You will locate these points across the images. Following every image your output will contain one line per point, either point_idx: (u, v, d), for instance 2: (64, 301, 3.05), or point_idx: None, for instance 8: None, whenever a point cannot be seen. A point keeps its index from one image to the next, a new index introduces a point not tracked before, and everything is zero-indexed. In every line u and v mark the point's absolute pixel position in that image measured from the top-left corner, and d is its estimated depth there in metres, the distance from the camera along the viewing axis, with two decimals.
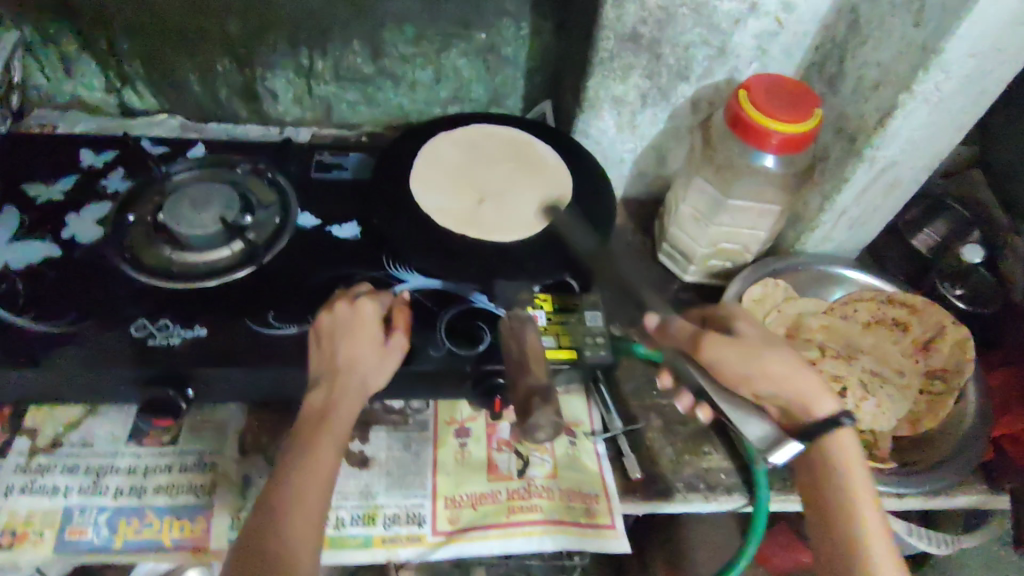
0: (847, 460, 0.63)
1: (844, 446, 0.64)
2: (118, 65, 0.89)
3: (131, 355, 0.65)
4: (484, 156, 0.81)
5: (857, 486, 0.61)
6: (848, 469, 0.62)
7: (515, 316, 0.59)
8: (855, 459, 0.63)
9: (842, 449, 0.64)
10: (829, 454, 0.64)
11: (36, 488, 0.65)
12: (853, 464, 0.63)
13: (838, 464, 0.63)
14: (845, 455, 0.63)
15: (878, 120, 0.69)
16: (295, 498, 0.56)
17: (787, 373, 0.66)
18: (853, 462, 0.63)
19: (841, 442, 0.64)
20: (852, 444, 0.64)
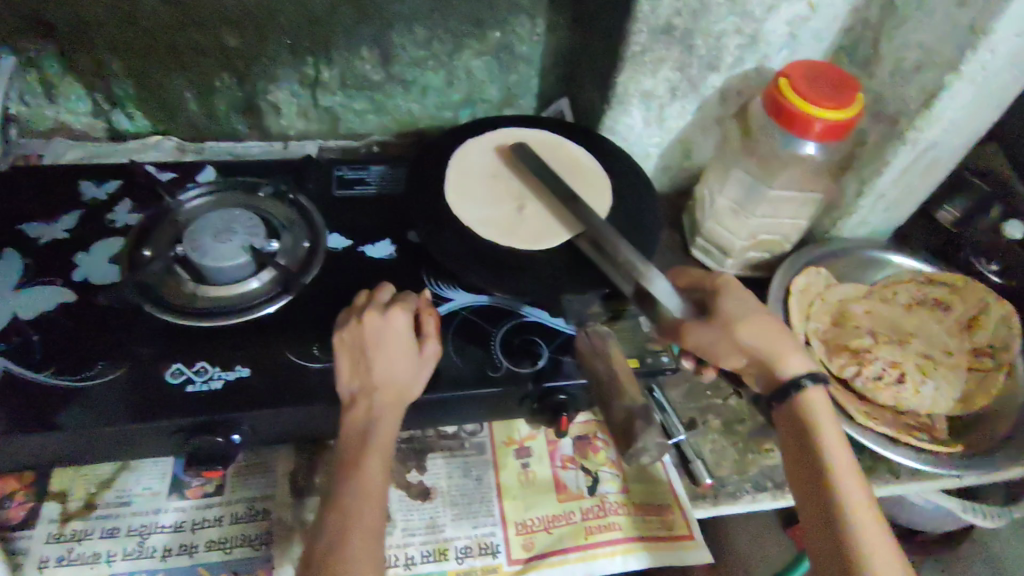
0: (819, 417, 0.58)
1: (817, 404, 0.59)
2: (105, 87, 0.83)
3: (168, 404, 0.59)
4: (517, 162, 0.77)
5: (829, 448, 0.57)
6: (818, 431, 0.58)
7: (593, 332, 0.58)
8: (826, 418, 0.59)
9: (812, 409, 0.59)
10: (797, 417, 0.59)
11: (75, 558, 0.60)
12: (824, 420, 0.58)
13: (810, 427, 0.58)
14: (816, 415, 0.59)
15: (923, 103, 0.68)
16: (348, 531, 0.52)
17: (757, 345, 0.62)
18: (827, 421, 0.58)
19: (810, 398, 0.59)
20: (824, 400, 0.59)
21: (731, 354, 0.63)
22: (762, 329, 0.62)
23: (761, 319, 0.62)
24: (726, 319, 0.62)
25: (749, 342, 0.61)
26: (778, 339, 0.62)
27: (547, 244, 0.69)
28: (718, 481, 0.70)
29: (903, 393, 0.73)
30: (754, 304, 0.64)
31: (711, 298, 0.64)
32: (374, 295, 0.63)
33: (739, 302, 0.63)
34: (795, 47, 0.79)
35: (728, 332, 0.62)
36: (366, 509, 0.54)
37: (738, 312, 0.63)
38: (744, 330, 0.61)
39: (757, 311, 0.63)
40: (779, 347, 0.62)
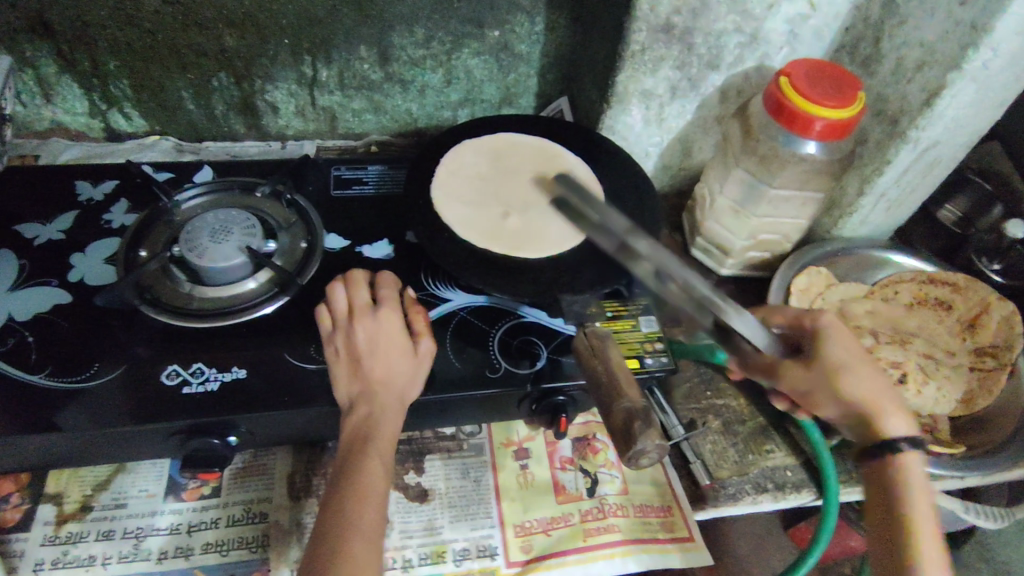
0: (913, 482, 0.55)
1: (910, 469, 0.56)
2: (103, 87, 0.83)
3: (164, 405, 0.59)
4: (511, 167, 0.76)
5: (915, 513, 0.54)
6: (906, 496, 0.55)
7: (592, 333, 0.58)
8: (919, 486, 0.55)
9: (905, 474, 0.56)
10: (887, 480, 0.56)
11: (70, 561, 0.59)
12: (918, 488, 0.55)
13: (902, 493, 0.55)
14: (908, 472, 0.56)
15: (924, 101, 0.67)
16: (349, 533, 0.52)
17: (860, 398, 0.59)
18: (920, 488, 0.55)
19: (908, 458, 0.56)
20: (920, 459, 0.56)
21: (828, 403, 0.61)
22: (870, 381, 0.60)
23: (868, 370, 0.61)
24: (831, 366, 0.61)
25: (855, 393, 0.60)
26: (881, 393, 0.60)
27: (530, 252, 0.67)
28: (719, 482, 0.69)
29: (905, 394, 0.72)
30: (859, 353, 0.62)
31: (816, 342, 0.63)
32: (355, 298, 0.62)
33: (843, 349, 0.62)
34: (795, 46, 0.78)
35: (831, 381, 0.60)
36: (369, 510, 0.54)
37: (842, 362, 0.61)
38: (851, 381, 0.60)
39: (861, 362, 0.61)
40: (880, 406, 0.59)
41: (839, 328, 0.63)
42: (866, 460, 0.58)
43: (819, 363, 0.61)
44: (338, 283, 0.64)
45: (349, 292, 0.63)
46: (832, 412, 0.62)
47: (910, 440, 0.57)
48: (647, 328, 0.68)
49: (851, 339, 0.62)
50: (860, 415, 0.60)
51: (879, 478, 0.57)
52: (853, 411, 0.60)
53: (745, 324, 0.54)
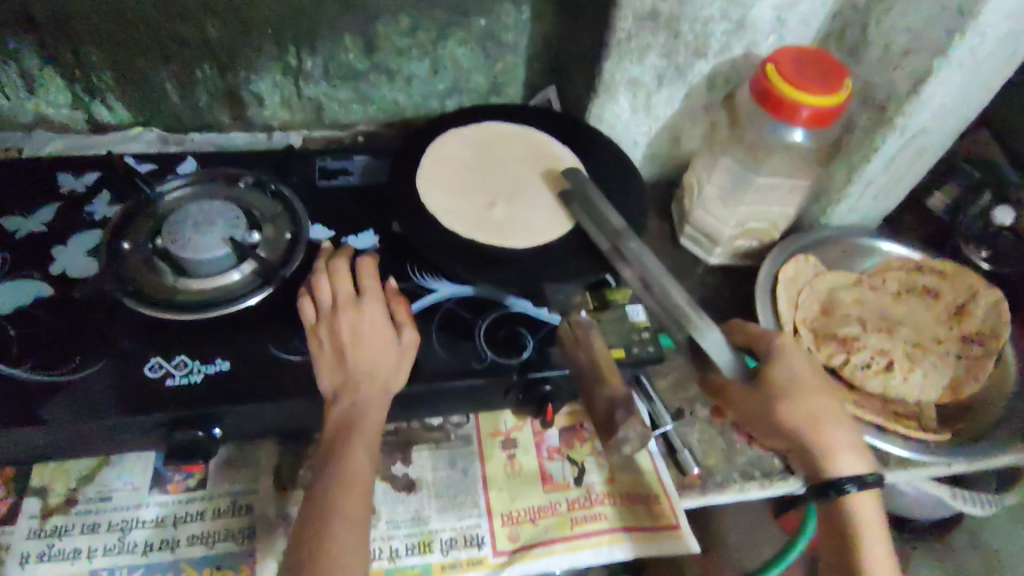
0: (867, 521, 0.59)
1: (866, 509, 0.59)
2: (85, 78, 0.82)
3: (147, 397, 0.58)
4: (496, 157, 0.76)
5: (872, 549, 0.58)
6: (861, 535, 0.59)
7: (576, 323, 0.64)
8: (874, 525, 0.59)
9: (861, 512, 0.59)
10: (843, 515, 0.59)
11: (55, 554, 0.59)
12: (872, 526, 0.59)
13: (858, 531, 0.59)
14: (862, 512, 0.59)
15: (911, 87, 0.67)
16: (333, 521, 0.52)
17: (800, 426, 0.61)
18: (875, 526, 0.59)
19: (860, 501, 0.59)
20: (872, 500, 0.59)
21: (770, 429, 0.63)
22: (812, 409, 0.61)
23: (812, 396, 0.61)
24: (776, 391, 0.61)
25: (794, 421, 0.61)
26: (824, 423, 0.61)
27: (516, 242, 0.67)
28: (706, 470, 0.69)
29: (891, 381, 0.72)
30: (809, 378, 0.62)
31: (766, 363, 0.64)
32: (338, 289, 0.62)
33: (791, 373, 0.62)
34: (783, 33, 0.78)
35: (772, 406, 0.61)
36: (353, 499, 0.54)
37: (788, 386, 0.62)
38: (789, 407, 0.61)
39: (809, 386, 0.62)
40: (820, 435, 0.61)
41: (794, 351, 0.64)
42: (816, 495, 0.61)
43: (765, 384, 0.62)
44: (320, 274, 0.64)
45: (332, 285, 0.63)
46: (782, 438, 0.63)
47: (854, 480, 0.59)
48: (633, 318, 0.67)
49: (803, 363, 0.63)
50: (804, 444, 0.61)
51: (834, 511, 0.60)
52: (800, 441, 0.61)
53: (714, 343, 0.58)
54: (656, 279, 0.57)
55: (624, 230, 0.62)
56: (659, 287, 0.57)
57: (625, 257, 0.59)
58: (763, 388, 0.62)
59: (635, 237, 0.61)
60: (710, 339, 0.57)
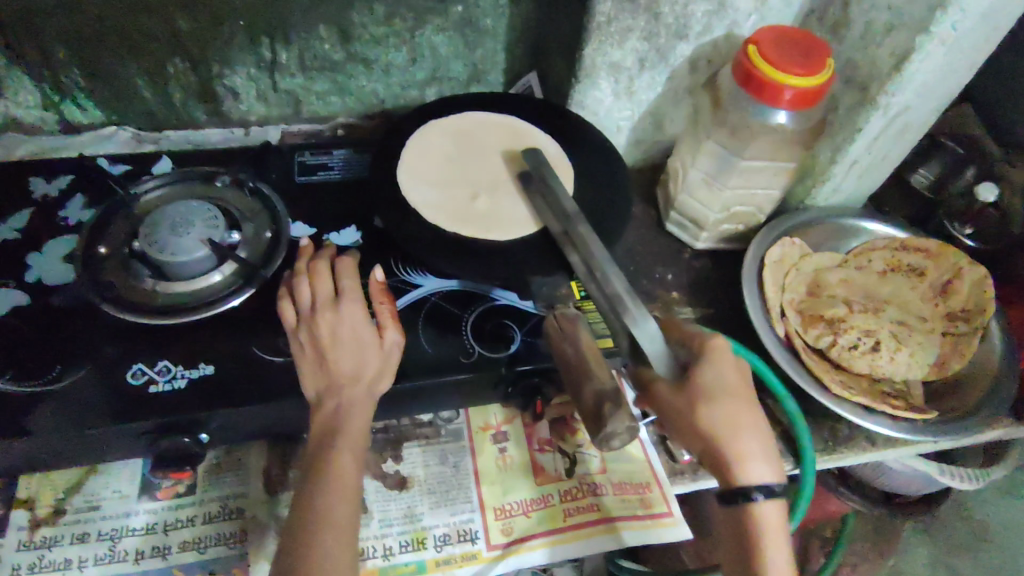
0: (768, 530, 0.54)
1: (766, 518, 0.54)
2: (53, 78, 0.79)
3: (131, 405, 0.57)
4: (478, 148, 0.75)
5: (767, 549, 0.54)
6: (759, 537, 0.55)
7: (562, 314, 0.57)
8: (773, 531, 0.55)
9: (761, 518, 0.55)
10: (740, 518, 0.55)
11: (46, 565, 0.59)
12: (772, 536, 0.54)
13: (755, 535, 0.55)
14: (762, 521, 0.54)
15: (894, 66, 0.66)
16: (322, 527, 0.52)
17: (717, 431, 0.55)
18: (775, 532, 0.55)
19: (762, 509, 0.55)
20: (775, 509, 0.55)
21: (686, 430, 0.56)
22: (729, 413, 0.56)
23: (732, 402, 0.56)
24: (699, 392, 0.56)
25: (710, 423, 0.55)
26: (741, 432, 0.56)
27: (500, 234, 0.66)
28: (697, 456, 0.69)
29: (877, 361, 0.72)
30: (734, 383, 0.57)
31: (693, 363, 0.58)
32: (318, 291, 0.61)
33: (718, 376, 0.57)
34: (764, 12, 0.77)
35: (689, 406, 0.55)
36: (341, 503, 0.54)
37: (711, 388, 0.56)
38: (708, 409, 0.55)
39: (732, 392, 0.57)
40: (735, 441, 0.55)
41: (725, 353, 0.58)
42: (721, 497, 0.56)
43: (688, 383, 0.56)
44: (301, 275, 0.63)
45: (312, 285, 0.62)
46: (695, 441, 0.56)
47: (763, 489, 0.54)
48: None
49: (732, 367, 0.58)
50: (716, 448, 0.56)
51: (732, 512, 0.56)
52: (711, 446, 0.56)
53: (649, 340, 0.51)
54: (599, 265, 0.55)
55: (576, 215, 0.61)
56: (600, 270, 0.54)
57: (575, 241, 0.59)
58: (684, 387, 0.56)
59: (586, 222, 0.60)
60: (641, 331, 0.51)
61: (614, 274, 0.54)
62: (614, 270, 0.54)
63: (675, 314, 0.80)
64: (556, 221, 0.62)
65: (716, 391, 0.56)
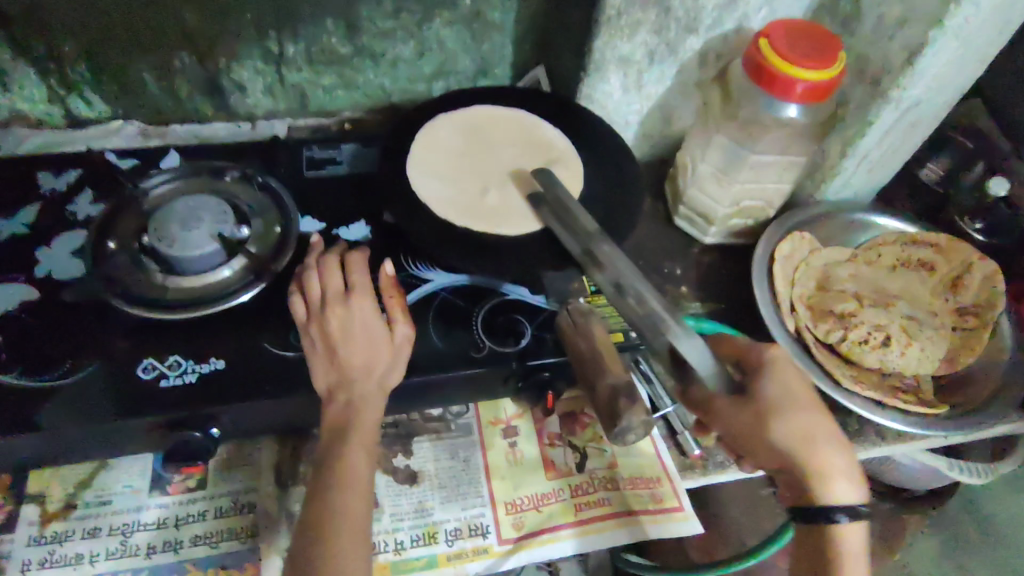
0: (851, 547, 0.55)
1: (850, 537, 0.54)
2: (59, 71, 0.79)
3: (143, 399, 0.57)
4: (488, 142, 0.75)
5: (851, 570, 0.54)
6: (843, 561, 0.54)
7: (573, 309, 0.57)
8: (855, 552, 0.55)
9: (844, 538, 0.55)
10: (823, 540, 0.55)
11: (57, 560, 0.59)
12: (855, 553, 0.55)
13: (837, 556, 0.55)
14: (846, 540, 0.55)
15: (906, 59, 0.66)
16: (336, 522, 0.52)
17: (794, 449, 0.55)
18: (857, 552, 0.55)
19: (846, 529, 0.54)
20: (859, 526, 0.55)
21: (760, 450, 0.56)
22: (804, 430, 0.56)
23: (806, 417, 0.56)
24: (768, 409, 0.56)
25: (787, 441, 0.55)
26: (818, 448, 0.55)
27: (510, 229, 0.66)
28: (707, 451, 0.69)
29: (888, 356, 0.72)
30: (803, 397, 0.57)
31: (756, 377, 0.58)
32: (327, 286, 0.61)
33: (786, 390, 0.57)
34: (774, 6, 0.76)
35: (764, 425, 0.55)
36: (354, 498, 0.54)
37: (781, 405, 0.56)
38: (783, 426, 0.55)
39: (804, 406, 0.56)
40: (813, 458, 0.55)
41: (786, 366, 0.58)
42: (802, 518, 0.56)
43: (756, 401, 0.56)
44: (311, 271, 0.63)
45: (321, 281, 0.62)
46: (771, 459, 0.56)
47: (847, 509, 0.54)
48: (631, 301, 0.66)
49: (798, 380, 0.58)
50: (795, 468, 0.56)
51: (814, 534, 0.56)
52: (788, 466, 0.56)
53: (696, 353, 0.53)
54: (632, 284, 0.57)
55: (597, 232, 0.61)
56: (633, 292, 0.56)
57: (601, 261, 0.59)
58: (755, 406, 0.56)
59: (608, 240, 0.60)
60: (687, 346, 0.53)
61: (649, 288, 0.56)
62: (646, 286, 0.56)
63: (684, 308, 0.80)
64: (573, 239, 0.62)
65: (788, 406, 0.56)
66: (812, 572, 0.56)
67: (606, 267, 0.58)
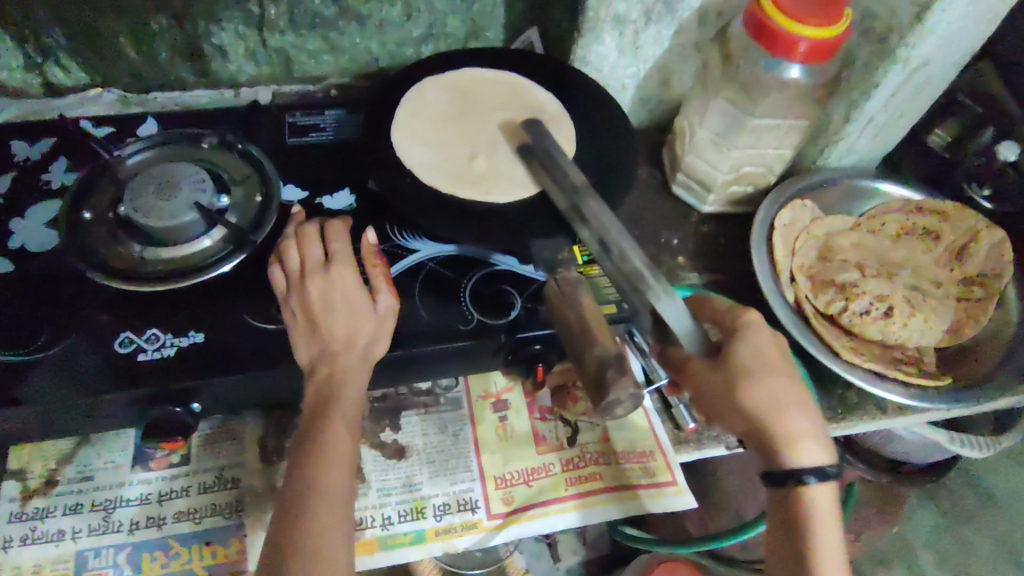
0: (820, 512, 0.53)
1: (818, 499, 0.53)
2: (32, 36, 0.76)
3: (120, 374, 0.56)
4: (477, 106, 0.72)
5: (822, 538, 0.53)
6: (811, 524, 0.53)
7: (563, 279, 0.55)
8: (826, 519, 0.53)
9: (813, 503, 0.53)
10: (791, 505, 0.54)
11: (39, 536, 0.58)
12: (824, 517, 0.53)
13: (807, 521, 0.53)
14: (813, 502, 0.53)
15: (915, 15, 0.63)
16: (315, 498, 0.50)
17: (761, 410, 0.54)
18: (828, 518, 0.53)
19: (814, 491, 0.53)
20: (828, 490, 0.53)
21: (728, 411, 0.55)
22: (773, 391, 0.54)
23: (774, 379, 0.54)
24: (739, 369, 0.54)
25: (754, 402, 0.53)
26: (786, 410, 0.54)
27: (499, 196, 0.64)
28: (702, 425, 0.67)
29: (890, 327, 0.70)
30: (774, 359, 0.55)
31: (728, 338, 0.56)
32: (308, 255, 0.59)
33: (756, 351, 0.55)
34: None
35: (732, 385, 0.54)
36: (336, 473, 0.52)
37: (751, 365, 0.54)
38: (751, 387, 0.53)
39: (774, 367, 0.55)
40: (783, 422, 0.54)
41: (757, 326, 0.57)
42: (768, 478, 0.54)
43: (726, 360, 0.54)
44: (292, 241, 0.61)
45: (302, 251, 0.60)
46: (739, 420, 0.55)
47: (813, 471, 0.53)
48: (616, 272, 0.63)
49: (770, 341, 0.56)
50: (763, 429, 0.54)
51: (782, 498, 0.54)
52: (755, 427, 0.54)
53: (673, 313, 0.50)
54: (614, 238, 0.52)
55: (586, 187, 0.57)
56: (615, 246, 0.51)
57: (586, 218, 0.54)
58: (723, 365, 0.54)
59: (597, 195, 0.56)
60: (668, 307, 0.49)
61: (630, 241, 0.51)
62: (627, 240, 0.51)
63: (681, 279, 0.78)
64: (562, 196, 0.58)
65: (756, 367, 0.54)
66: (781, 535, 0.55)
67: (591, 223, 0.54)
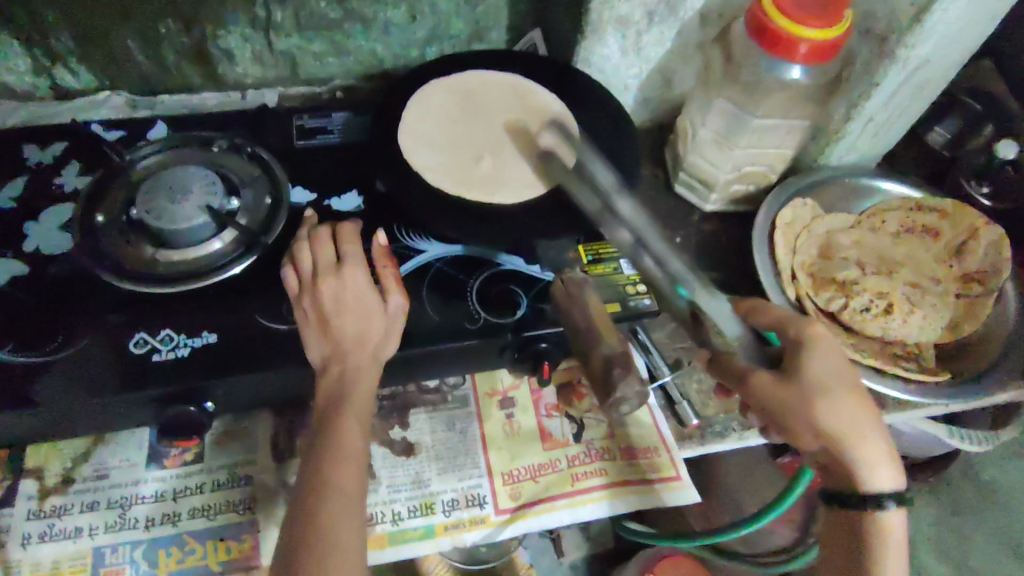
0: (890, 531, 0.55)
1: (892, 522, 0.54)
2: (42, 41, 0.77)
3: (135, 375, 0.57)
4: (482, 108, 0.73)
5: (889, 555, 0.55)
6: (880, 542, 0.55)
7: (569, 279, 0.57)
8: (894, 540, 0.55)
9: (886, 524, 0.54)
10: (862, 523, 0.55)
11: (57, 534, 0.59)
12: (893, 537, 0.55)
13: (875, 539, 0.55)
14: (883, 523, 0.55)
15: (915, 16, 0.64)
16: (326, 493, 0.52)
17: (837, 432, 0.54)
18: (897, 536, 0.55)
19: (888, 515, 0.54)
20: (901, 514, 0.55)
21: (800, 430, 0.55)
22: (850, 413, 0.54)
23: (850, 400, 0.54)
24: (814, 389, 0.54)
25: (830, 423, 0.53)
26: (862, 432, 0.54)
27: (505, 197, 0.65)
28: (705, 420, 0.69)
29: (889, 323, 0.71)
30: (845, 378, 0.55)
31: (797, 356, 0.56)
32: (319, 257, 0.60)
33: (828, 369, 0.55)
34: None
35: (805, 405, 0.54)
36: (347, 470, 0.53)
37: (825, 384, 0.54)
38: (827, 408, 0.53)
39: (848, 387, 0.55)
40: (859, 444, 0.54)
41: (825, 343, 0.56)
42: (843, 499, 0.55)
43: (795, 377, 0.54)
44: (303, 243, 0.62)
45: (313, 252, 0.61)
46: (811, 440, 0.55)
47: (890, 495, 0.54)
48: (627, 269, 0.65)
49: (840, 359, 0.56)
50: (837, 450, 0.54)
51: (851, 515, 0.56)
52: (829, 447, 0.54)
53: None
54: None
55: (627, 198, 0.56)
56: None
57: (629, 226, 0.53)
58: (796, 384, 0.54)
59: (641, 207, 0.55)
60: None
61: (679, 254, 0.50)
62: None
63: None
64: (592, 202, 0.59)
65: (832, 387, 0.54)
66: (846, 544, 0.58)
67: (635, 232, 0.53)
